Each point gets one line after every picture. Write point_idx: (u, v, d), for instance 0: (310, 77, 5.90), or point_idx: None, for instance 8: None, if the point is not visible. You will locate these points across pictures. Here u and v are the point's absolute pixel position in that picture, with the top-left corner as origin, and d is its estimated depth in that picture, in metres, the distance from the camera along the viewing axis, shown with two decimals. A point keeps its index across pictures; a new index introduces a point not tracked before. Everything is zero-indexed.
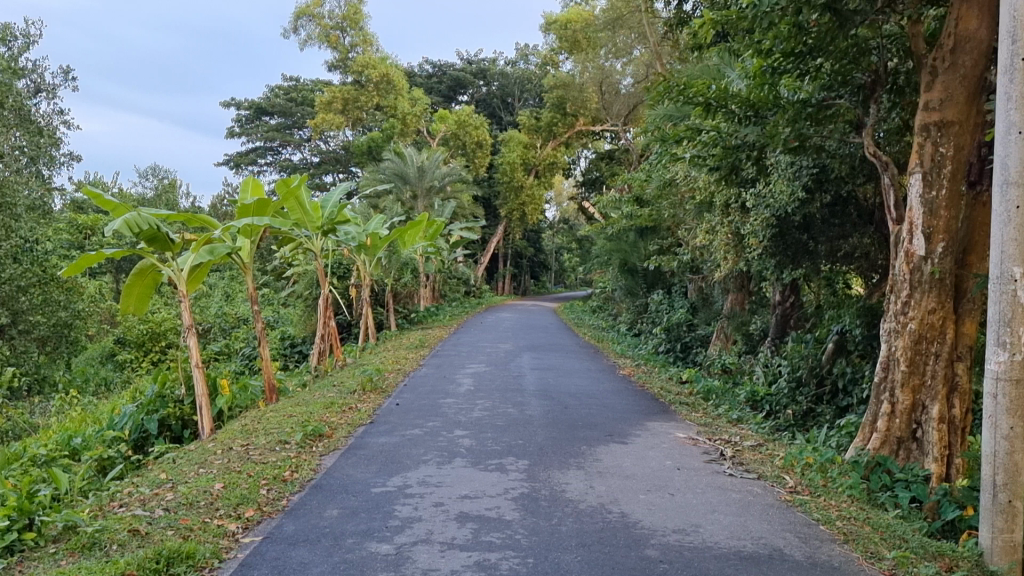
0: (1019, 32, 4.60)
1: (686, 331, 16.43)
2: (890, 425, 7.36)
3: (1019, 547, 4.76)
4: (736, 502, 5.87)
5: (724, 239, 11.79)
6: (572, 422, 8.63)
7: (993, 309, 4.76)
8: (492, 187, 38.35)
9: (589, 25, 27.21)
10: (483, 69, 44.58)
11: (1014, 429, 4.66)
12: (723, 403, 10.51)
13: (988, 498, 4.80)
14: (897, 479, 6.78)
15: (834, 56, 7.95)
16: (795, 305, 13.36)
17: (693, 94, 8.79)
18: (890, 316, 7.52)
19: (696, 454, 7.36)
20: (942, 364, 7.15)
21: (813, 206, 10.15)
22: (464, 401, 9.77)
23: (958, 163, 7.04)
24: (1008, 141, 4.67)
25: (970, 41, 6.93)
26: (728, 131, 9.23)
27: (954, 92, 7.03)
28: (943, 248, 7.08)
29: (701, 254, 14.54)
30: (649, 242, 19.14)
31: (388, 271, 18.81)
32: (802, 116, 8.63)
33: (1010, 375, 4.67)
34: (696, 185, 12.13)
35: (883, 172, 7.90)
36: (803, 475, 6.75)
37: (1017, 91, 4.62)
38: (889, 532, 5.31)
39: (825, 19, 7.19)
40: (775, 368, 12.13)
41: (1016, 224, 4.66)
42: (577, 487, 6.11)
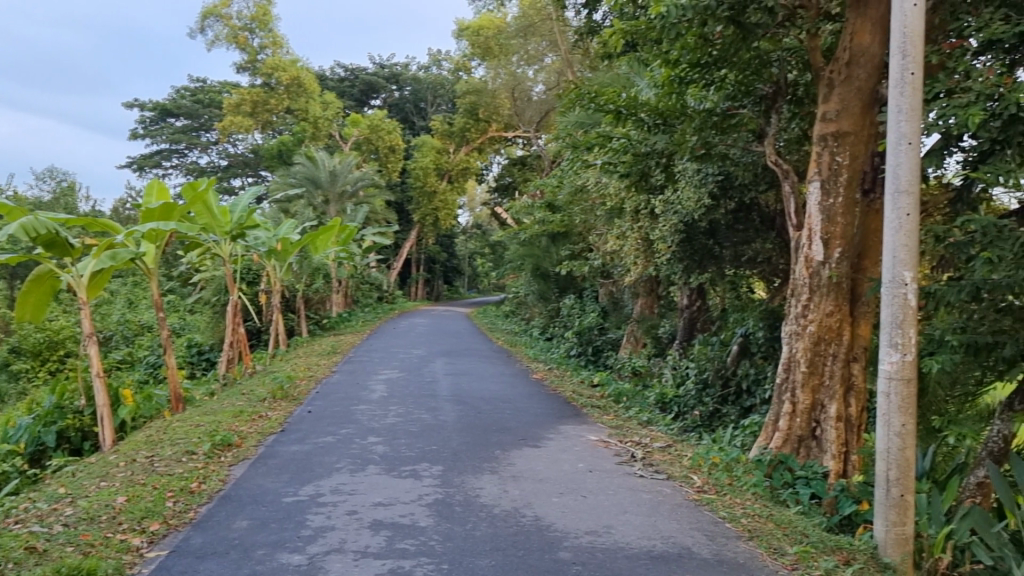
0: (910, 47, 4.89)
1: (597, 335, 16.71)
2: (791, 424, 7.60)
3: (910, 539, 5.01)
4: (646, 502, 6.00)
5: (635, 244, 12.04)
6: (487, 426, 8.68)
7: (887, 312, 4.97)
8: (405, 193, 38.24)
9: (502, 32, 27.47)
10: (395, 74, 44.52)
11: (906, 426, 4.90)
12: (633, 406, 10.74)
13: (883, 493, 5.02)
14: (799, 476, 7.06)
15: (737, 67, 8.31)
16: (702, 307, 13.74)
17: (604, 101, 8.93)
18: (790, 319, 7.78)
19: (607, 456, 7.49)
20: (840, 364, 7.50)
21: (718, 212, 10.50)
22: (377, 407, 9.70)
23: (853, 171, 7.39)
24: (899, 151, 4.93)
25: (864, 56, 7.28)
26: (639, 138, 9.44)
27: (849, 104, 7.37)
28: (840, 253, 7.43)
29: (613, 259, 14.81)
30: (561, 246, 19.39)
31: (299, 277, 18.64)
32: (708, 124, 8.95)
33: (902, 375, 4.91)
34: (607, 191, 12.38)
35: (784, 180, 8.20)
36: (710, 473, 6.92)
37: (908, 104, 4.90)
38: (791, 528, 5.53)
39: (729, 31, 7.47)
40: (682, 370, 12.44)
41: (906, 231, 4.91)
42: (491, 492, 6.13)
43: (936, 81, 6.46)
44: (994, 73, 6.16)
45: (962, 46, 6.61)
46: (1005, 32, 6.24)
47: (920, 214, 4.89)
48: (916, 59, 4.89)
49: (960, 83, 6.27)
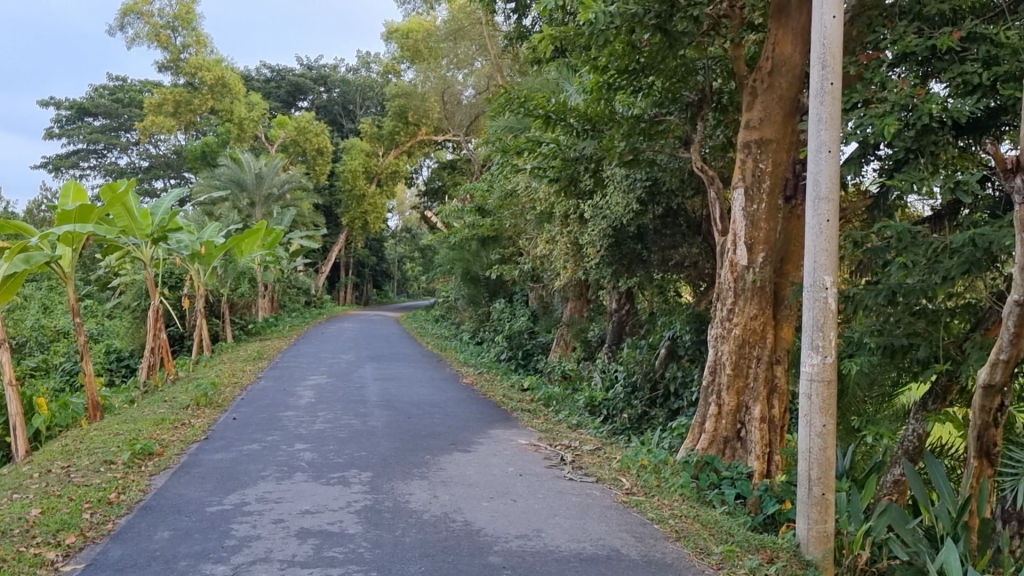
0: (829, 59, 5.02)
1: (527, 339, 16.79)
2: (717, 426, 7.72)
3: (831, 537, 5.14)
4: (576, 505, 6.03)
5: (564, 248, 12.11)
6: (416, 431, 8.62)
7: (808, 315, 5.09)
8: (333, 196, 37.82)
9: (432, 35, 27.47)
10: (323, 76, 44.05)
11: (827, 427, 5.03)
12: (563, 409, 10.80)
13: (805, 492, 5.13)
14: (724, 477, 7.16)
15: (664, 74, 8.45)
16: (631, 311, 13.91)
17: (533, 106, 9.00)
18: (716, 322, 7.93)
19: (537, 459, 7.51)
20: (764, 366, 7.67)
21: (646, 217, 10.64)
22: (305, 413, 9.54)
23: (776, 178, 7.59)
24: (819, 159, 5.07)
25: (785, 65, 7.51)
26: (568, 143, 9.46)
27: (772, 111, 7.55)
28: (763, 258, 7.60)
29: (542, 264, 14.88)
30: (491, 251, 19.42)
31: (224, 281, 18.27)
32: (635, 131, 9.04)
33: (822, 376, 5.04)
34: (536, 195, 12.46)
35: (709, 186, 8.34)
36: (638, 476, 6.98)
37: (827, 113, 5.04)
38: (717, 528, 5.63)
39: (656, 39, 7.56)
40: (611, 374, 12.57)
41: (827, 236, 5.05)
42: (421, 497, 6.09)
43: (853, 91, 6.67)
44: (908, 84, 6.37)
45: (879, 57, 6.82)
46: (918, 45, 6.47)
47: (840, 220, 5.03)
48: (835, 70, 5.03)
49: (876, 94, 6.51)
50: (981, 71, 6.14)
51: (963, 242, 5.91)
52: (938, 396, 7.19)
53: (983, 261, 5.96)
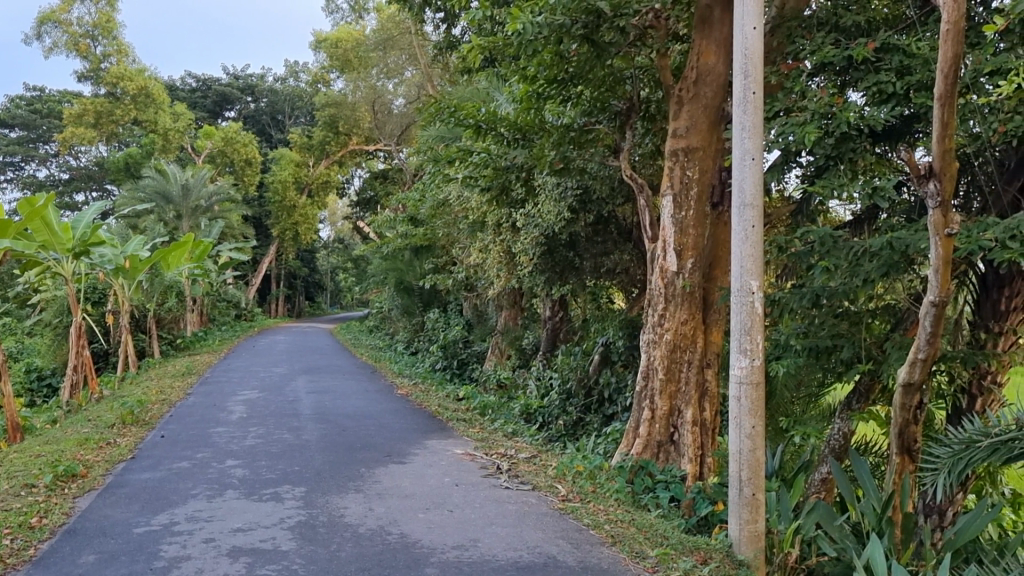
0: (751, 68, 5.15)
1: (461, 348, 16.77)
2: (651, 430, 7.81)
3: (762, 536, 5.24)
4: (512, 513, 6.03)
5: (497, 257, 12.13)
6: (351, 444, 8.55)
7: (736, 319, 5.20)
8: (262, 207, 37.29)
9: (361, 45, 27.32)
10: (250, 85, 43.51)
11: (756, 428, 5.15)
12: (498, 417, 10.80)
13: (735, 492, 5.24)
14: (658, 481, 7.25)
15: (592, 84, 8.52)
16: (564, 318, 14.01)
17: (464, 116, 9.05)
18: (647, 328, 8.02)
19: (473, 469, 7.50)
20: (695, 370, 7.80)
21: (577, 224, 10.77)
22: (236, 429, 9.37)
23: (703, 185, 7.74)
24: (743, 165, 5.19)
25: (710, 74, 7.67)
26: (499, 152, 9.63)
27: (698, 120, 7.69)
28: (692, 263, 7.73)
29: (476, 273, 14.88)
30: (424, 260, 19.37)
31: (150, 295, 17.84)
32: (565, 139, 9.15)
33: (751, 379, 5.14)
34: (468, 205, 12.47)
35: (638, 194, 8.43)
36: (574, 482, 7.02)
37: (750, 121, 5.16)
38: (651, 531, 5.70)
39: (584, 50, 7.65)
40: (546, 381, 12.63)
41: (752, 242, 5.16)
42: (356, 511, 6.03)
43: (775, 100, 6.97)
44: (827, 93, 6.56)
45: (798, 67, 6.99)
46: (835, 56, 6.67)
47: (765, 225, 5.15)
48: (757, 80, 5.16)
49: (797, 103, 6.74)
50: (894, 80, 6.38)
51: (881, 246, 6.12)
52: (862, 395, 7.43)
53: (900, 263, 6.20)
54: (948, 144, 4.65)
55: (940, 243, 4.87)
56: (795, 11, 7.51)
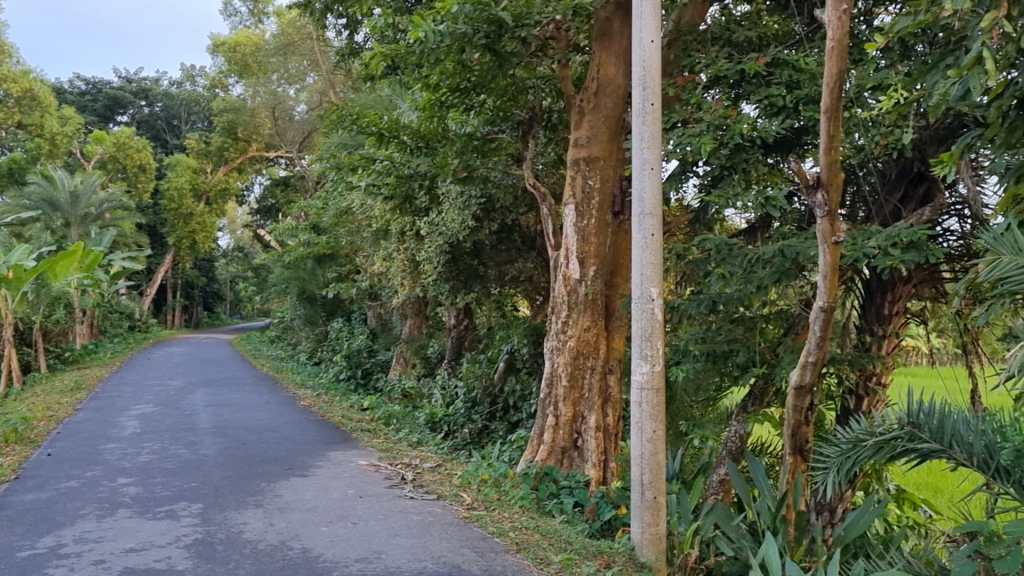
0: (649, 80, 5.27)
1: (366, 357, 16.58)
2: (555, 436, 7.86)
3: (663, 538, 5.34)
4: (417, 524, 5.97)
5: (401, 265, 12.03)
6: (251, 458, 8.35)
7: (637, 326, 5.30)
8: (158, 215, 36.13)
9: (260, 49, 26.88)
10: (143, 89, 42.17)
11: (657, 432, 5.27)
12: (403, 427, 10.70)
13: (637, 496, 5.33)
14: (562, 487, 7.31)
15: (495, 93, 8.54)
16: (469, 326, 14.05)
17: (366, 123, 9.07)
18: (551, 335, 8.09)
19: (377, 480, 7.39)
20: (598, 377, 7.92)
21: (481, 232, 10.81)
22: (129, 445, 9.03)
23: (604, 194, 7.88)
24: (643, 175, 5.30)
25: (610, 86, 7.83)
26: (402, 160, 9.53)
27: (599, 130, 7.83)
28: (594, 271, 7.86)
29: (380, 281, 14.75)
30: (328, 269, 19.13)
31: (35, 307, 17.05)
32: (468, 148, 9.25)
33: (651, 384, 5.27)
34: (372, 213, 12.34)
35: (541, 203, 8.51)
36: (479, 490, 6.99)
37: (649, 132, 5.28)
38: (556, 537, 5.75)
39: (487, 59, 7.68)
40: (451, 390, 12.59)
41: (652, 250, 5.27)
42: (256, 527, 5.89)
43: (672, 111, 7.09)
44: (721, 105, 6.81)
45: (694, 80, 7.24)
46: (729, 70, 6.91)
47: (664, 234, 5.27)
48: (655, 91, 5.28)
49: (693, 114, 6.92)
50: (785, 94, 6.63)
51: (774, 253, 6.41)
52: (757, 398, 7.68)
53: (792, 270, 6.45)
54: (835, 155, 4.84)
55: (828, 250, 5.07)
56: (692, 25, 7.63)
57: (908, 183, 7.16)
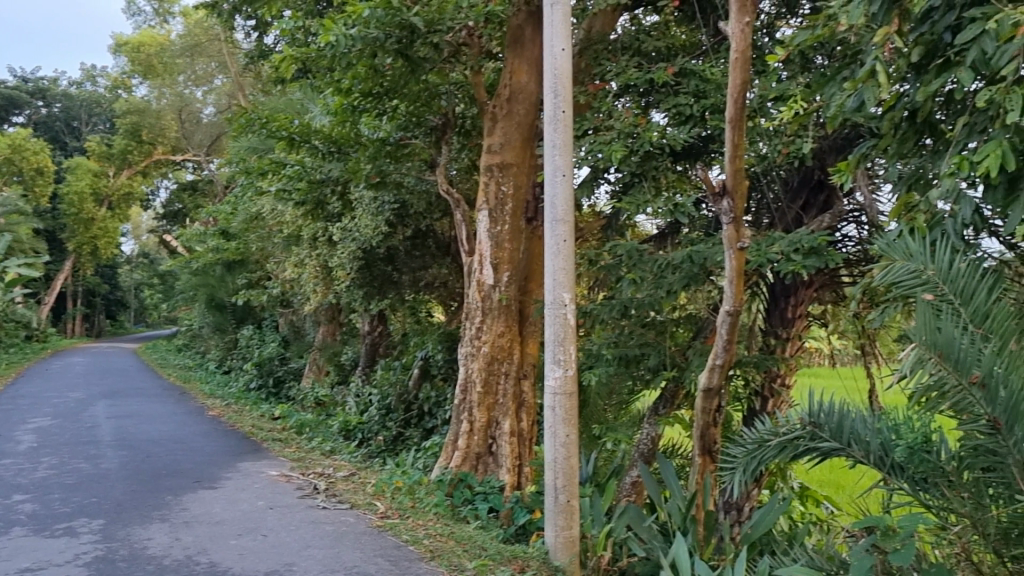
0: (561, 87, 5.33)
1: (278, 365, 16.27)
2: (469, 442, 7.81)
3: (576, 541, 5.39)
4: (329, 534, 5.88)
5: (313, 272, 11.84)
6: (156, 471, 8.09)
7: (550, 331, 5.36)
8: (57, 220, 34.75)
9: (166, 50, 26.26)
10: (40, 89, 40.58)
11: (570, 436, 5.34)
12: (316, 436, 10.53)
13: (551, 500, 5.37)
14: (477, 492, 7.32)
15: (407, 98, 8.56)
16: (384, 333, 13.95)
17: (277, 127, 8.97)
18: (464, 341, 8.06)
19: (289, 490, 7.25)
20: (512, 382, 7.97)
21: (395, 238, 10.76)
22: (25, 460, 8.64)
23: (518, 201, 7.94)
24: (555, 182, 5.34)
25: (522, 92, 7.89)
26: (313, 166, 9.49)
27: (511, 137, 7.88)
28: (508, 277, 7.91)
29: (292, 287, 14.52)
30: (237, 276, 18.71)
31: None
32: (381, 153, 9.21)
33: (564, 389, 5.34)
34: (283, 219, 12.12)
35: (455, 208, 8.50)
36: (393, 497, 6.91)
37: (560, 139, 5.34)
38: (470, 543, 5.75)
39: (399, 63, 7.63)
40: (365, 397, 12.45)
41: (564, 256, 5.32)
42: (160, 542, 5.71)
43: (584, 119, 7.17)
44: (631, 113, 6.96)
45: (604, 88, 7.34)
46: (638, 79, 7.05)
47: (575, 240, 5.33)
48: (566, 99, 5.35)
49: (604, 122, 7.03)
50: (692, 103, 6.80)
51: (683, 259, 6.55)
52: (667, 400, 7.86)
53: (700, 275, 6.63)
54: (739, 163, 4.98)
55: (733, 256, 5.21)
56: (602, 34, 7.73)
57: (809, 191, 7.43)
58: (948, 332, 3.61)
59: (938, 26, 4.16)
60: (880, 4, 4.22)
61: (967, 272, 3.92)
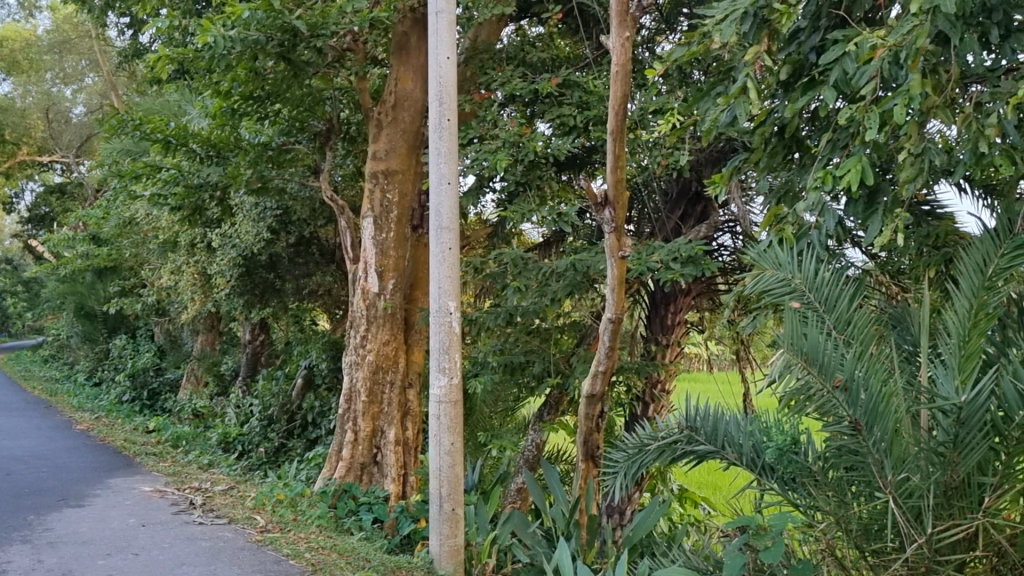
0: (446, 95, 5.34)
1: (152, 376, 15.66)
2: (354, 452, 7.69)
3: (461, 549, 5.39)
4: (205, 551, 5.66)
5: (191, 279, 11.40)
6: (18, 489, 7.64)
7: (435, 338, 5.35)
8: None
9: (33, 46, 25.19)
10: None
11: (454, 444, 5.35)
12: (193, 449, 10.15)
13: (435, 509, 5.35)
14: (361, 503, 7.22)
15: (290, 103, 8.40)
16: (266, 342, 13.65)
17: (150, 130, 8.57)
18: (348, 350, 7.95)
19: (163, 506, 6.96)
20: (397, 391, 7.91)
21: (277, 245, 10.54)
22: None
23: (402, 208, 7.90)
24: (440, 190, 5.33)
25: (407, 99, 7.88)
26: (191, 169, 9.12)
27: (397, 143, 7.84)
28: (393, 285, 7.84)
29: (168, 295, 14.04)
30: (109, 283, 17.91)
31: None
32: (262, 158, 9.05)
33: (449, 397, 5.33)
34: (159, 224, 11.70)
35: (339, 215, 8.38)
36: (273, 511, 6.72)
37: (445, 147, 5.34)
38: (354, 555, 5.67)
39: (281, 67, 7.49)
40: (246, 409, 12.12)
41: (449, 263, 5.32)
42: (20, 565, 5.38)
43: (469, 127, 7.21)
44: (516, 123, 7.02)
45: (490, 97, 7.43)
46: (523, 89, 7.13)
47: (460, 248, 5.34)
48: (451, 107, 5.36)
49: (489, 131, 7.08)
50: (575, 114, 6.90)
51: (566, 267, 6.68)
52: (552, 407, 7.99)
53: (583, 283, 6.77)
54: (620, 173, 5.08)
55: (615, 264, 5.30)
56: (487, 44, 7.82)
57: (687, 202, 7.68)
58: (813, 339, 3.79)
59: (804, 46, 4.45)
60: (751, 24, 4.38)
61: (830, 281, 4.14)
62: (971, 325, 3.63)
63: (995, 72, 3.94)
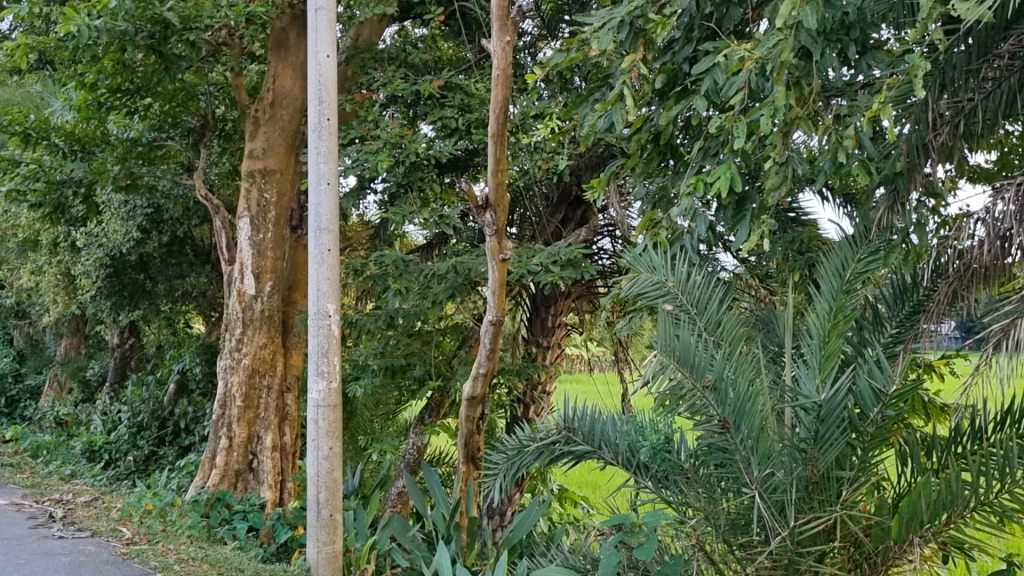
0: (326, 94, 5.23)
1: (10, 383, 14.79)
2: (228, 460, 7.44)
3: (339, 556, 5.29)
4: (64, 566, 5.37)
5: (53, 280, 10.81)
6: None
7: (314, 341, 5.24)
8: None
9: None
10: None
11: (332, 449, 5.25)
12: (54, 459, 9.61)
13: (313, 516, 5.24)
14: (235, 512, 7.01)
15: (161, 97, 8.19)
16: (135, 345, 13.13)
17: (8, 121, 7.99)
18: (222, 354, 7.69)
19: (19, 520, 6.56)
20: (274, 396, 7.73)
21: (148, 245, 10.16)
22: None
23: (280, 209, 7.73)
24: (319, 190, 5.20)
25: (287, 97, 7.73)
26: (52, 165, 8.44)
27: (274, 142, 7.68)
28: (270, 287, 7.66)
29: (29, 296, 13.30)
30: None
31: None
32: (132, 154, 8.70)
33: (328, 401, 5.23)
34: (18, 222, 11.05)
35: (214, 215, 8.11)
36: (140, 522, 6.44)
37: (325, 147, 5.23)
38: (226, 565, 5.50)
39: (151, 59, 7.16)
40: (113, 415, 11.57)
41: (328, 264, 5.22)
42: None
43: (350, 128, 7.11)
44: (398, 124, 6.97)
45: (371, 97, 7.29)
46: (405, 90, 7.09)
47: (340, 249, 5.23)
48: (331, 107, 5.26)
49: (370, 131, 7.00)
50: (457, 117, 6.91)
51: (447, 269, 6.73)
52: (433, 409, 8.10)
53: (464, 286, 6.84)
54: (501, 177, 5.08)
55: (496, 267, 5.31)
56: (369, 43, 7.73)
57: (567, 205, 7.83)
58: (685, 341, 3.89)
59: (678, 56, 4.58)
60: (628, 32, 4.48)
61: (701, 284, 4.27)
62: (831, 327, 3.82)
63: (853, 87, 4.17)
